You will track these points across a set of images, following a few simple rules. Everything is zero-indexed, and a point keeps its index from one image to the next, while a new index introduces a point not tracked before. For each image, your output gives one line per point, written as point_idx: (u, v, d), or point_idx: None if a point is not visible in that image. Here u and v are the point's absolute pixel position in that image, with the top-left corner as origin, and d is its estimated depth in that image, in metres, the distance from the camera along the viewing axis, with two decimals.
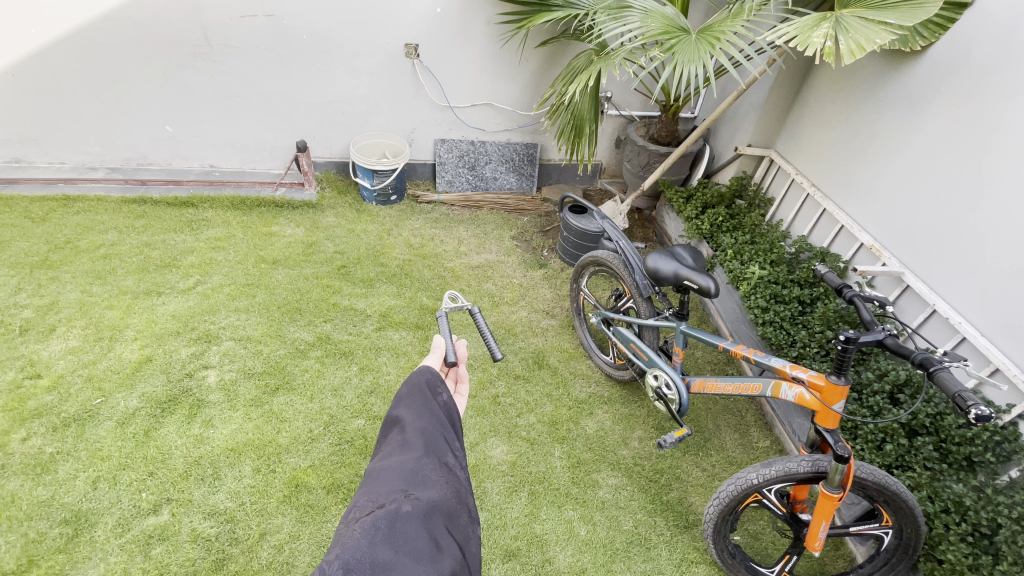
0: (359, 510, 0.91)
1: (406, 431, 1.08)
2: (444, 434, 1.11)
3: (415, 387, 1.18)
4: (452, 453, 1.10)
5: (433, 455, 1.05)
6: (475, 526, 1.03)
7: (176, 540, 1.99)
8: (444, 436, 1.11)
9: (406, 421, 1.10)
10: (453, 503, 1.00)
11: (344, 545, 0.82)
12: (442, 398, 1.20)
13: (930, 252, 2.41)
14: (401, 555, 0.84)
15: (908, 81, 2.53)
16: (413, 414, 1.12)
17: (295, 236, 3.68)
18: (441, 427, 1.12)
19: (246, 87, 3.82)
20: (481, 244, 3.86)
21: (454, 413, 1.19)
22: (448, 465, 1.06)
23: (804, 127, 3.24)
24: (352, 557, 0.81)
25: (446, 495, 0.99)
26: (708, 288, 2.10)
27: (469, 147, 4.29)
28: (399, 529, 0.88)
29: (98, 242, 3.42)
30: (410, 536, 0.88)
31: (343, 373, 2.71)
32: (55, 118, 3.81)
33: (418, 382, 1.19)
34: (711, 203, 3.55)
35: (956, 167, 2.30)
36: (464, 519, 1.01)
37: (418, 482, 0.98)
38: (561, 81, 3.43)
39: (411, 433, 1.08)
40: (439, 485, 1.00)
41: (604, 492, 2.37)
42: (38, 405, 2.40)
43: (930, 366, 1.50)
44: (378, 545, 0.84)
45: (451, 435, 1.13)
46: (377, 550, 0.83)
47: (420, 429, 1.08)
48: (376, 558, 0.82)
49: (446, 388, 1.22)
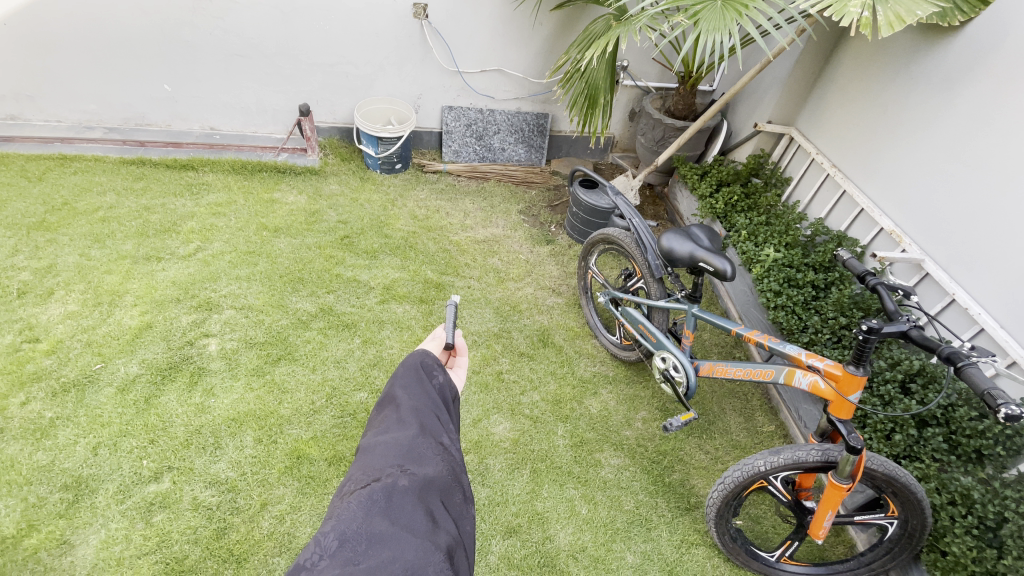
0: (353, 482, 0.88)
1: (401, 408, 1.02)
2: (438, 412, 1.05)
3: (409, 368, 1.12)
4: (447, 433, 1.04)
5: (427, 433, 1.00)
6: (469, 506, 0.98)
7: (177, 508, 1.98)
8: (438, 416, 1.06)
9: (400, 400, 1.04)
10: (450, 482, 0.95)
11: (339, 516, 0.80)
12: (437, 380, 1.14)
13: (952, 239, 2.32)
14: (398, 528, 0.81)
15: (942, 58, 2.40)
16: (408, 393, 1.06)
17: (297, 203, 3.59)
18: (433, 406, 1.06)
19: (247, 46, 3.67)
20: (488, 218, 3.77)
21: (449, 395, 1.15)
22: (443, 444, 1.00)
23: (828, 104, 3.10)
24: (347, 528, 0.79)
25: (441, 472, 0.94)
26: (724, 271, 2.04)
27: (478, 116, 4.15)
28: (396, 502, 0.84)
29: (96, 204, 3.35)
30: (406, 510, 0.84)
31: (345, 346, 2.67)
32: (49, 74, 3.67)
33: (412, 364, 1.12)
34: (727, 181, 3.44)
35: (987, 151, 2.20)
36: (459, 497, 0.97)
37: (414, 457, 0.93)
38: (576, 47, 3.29)
39: (406, 410, 1.02)
40: (435, 463, 0.95)
41: (607, 472, 2.36)
42: (37, 369, 2.38)
43: (959, 361, 1.43)
44: (374, 517, 0.81)
45: (444, 416, 1.08)
46: (372, 521, 0.80)
47: (415, 406, 1.02)
48: (372, 530, 0.79)
49: (442, 370, 1.16)
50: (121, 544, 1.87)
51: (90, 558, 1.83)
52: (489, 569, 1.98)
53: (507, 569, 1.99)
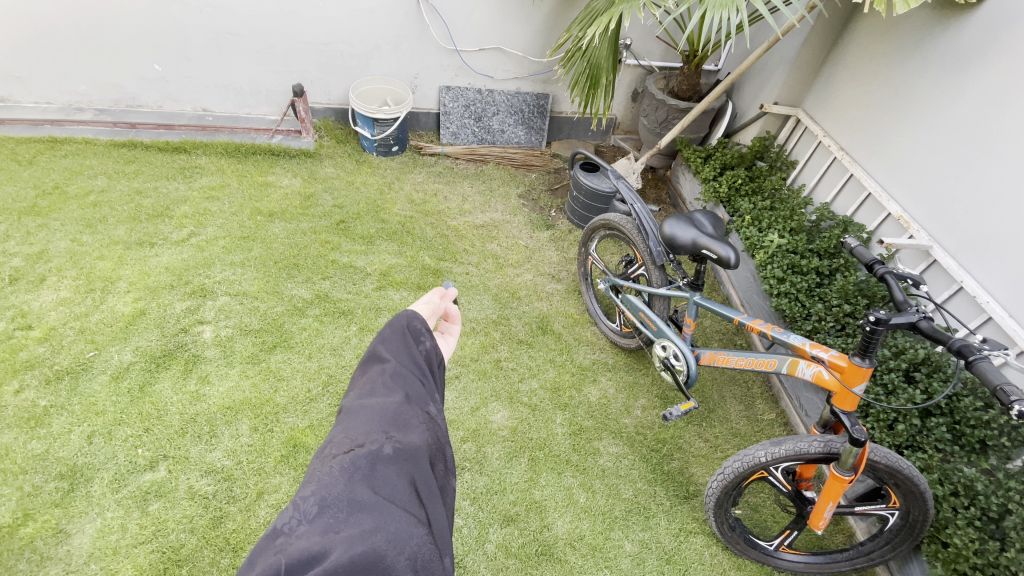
0: (334, 447, 0.80)
1: (389, 370, 0.94)
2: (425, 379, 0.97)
3: (396, 328, 1.02)
4: (433, 401, 0.97)
5: (413, 400, 0.93)
6: (450, 477, 0.93)
7: (172, 497, 1.97)
8: (424, 382, 0.98)
9: (384, 362, 0.95)
10: (435, 453, 0.90)
11: (319, 483, 0.74)
12: (425, 344, 1.04)
13: (962, 225, 2.26)
14: (381, 498, 0.75)
15: (957, 36, 2.31)
16: (394, 355, 0.97)
17: (292, 187, 3.53)
18: (420, 372, 0.98)
19: (238, 24, 3.56)
20: (487, 202, 3.71)
21: (437, 359, 1.05)
22: (430, 413, 0.94)
23: (837, 84, 3.01)
24: (328, 494, 0.72)
25: (427, 441, 0.88)
26: (728, 258, 1.99)
27: (476, 97, 4.05)
28: (380, 471, 0.78)
29: (87, 188, 3.29)
30: (390, 479, 0.78)
31: (342, 333, 2.64)
32: (36, 53, 3.57)
33: (400, 324, 1.02)
34: (731, 165, 3.36)
35: (1000, 133, 2.13)
36: (442, 469, 0.91)
37: (399, 423, 0.86)
38: (578, 25, 3.18)
39: (391, 374, 0.94)
40: (421, 433, 0.88)
41: (605, 460, 2.34)
42: (30, 357, 2.35)
43: (969, 355, 1.40)
44: (356, 485, 0.74)
45: (431, 382, 1.00)
46: (355, 489, 0.74)
47: (404, 368, 0.94)
48: (354, 499, 0.73)
49: (431, 334, 1.05)
50: (117, 533, 1.86)
51: (85, 547, 1.82)
52: (487, 558, 1.98)
53: (504, 557, 1.99)
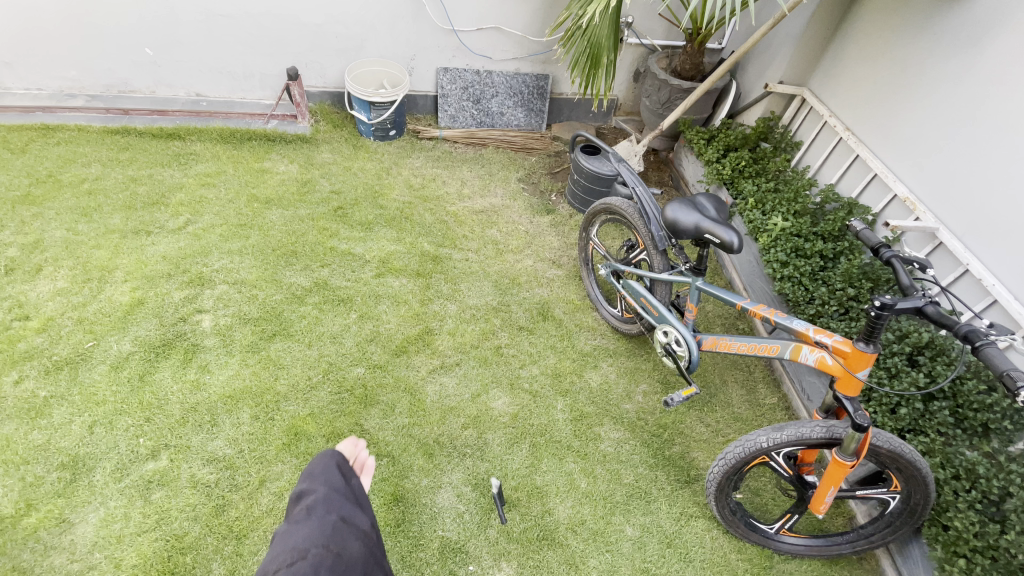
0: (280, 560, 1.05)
1: (319, 498, 1.21)
2: (352, 509, 1.23)
3: (328, 467, 1.30)
4: (363, 521, 1.24)
5: (347, 520, 1.20)
6: None
7: (175, 485, 1.98)
8: (354, 509, 1.24)
9: (316, 490, 1.23)
10: (366, 562, 1.16)
11: None
12: (353, 481, 1.32)
13: (970, 207, 2.21)
14: None
15: (968, 11, 2.24)
16: (325, 485, 1.25)
17: (289, 173, 3.48)
18: (349, 502, 1.25)
19: (230, 5, 3.48)
20: (486, 187, 3.66)
21: (362, 494, 1.33)
22: (362, 531, 1.20)
23: (844, 63, 2.93)
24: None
25: (359, 551, 1.15)
26: (731, 243, 1.96)
27: (474, 78, 3.98)
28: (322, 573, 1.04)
29: (82, 176, 3.25)
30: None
31: (341, 321, 2.63)
32: (24, 38, 3.50)
33: (331, 466, 1.31)
34: (734, 146, 3.31)
35: (1010, 113, 2.07)
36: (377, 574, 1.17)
37: (336, 538, 1.13)
38: (578, 2, 3.10)
39: (323, 500, 1.21)
40: (354, 545, 1.15)
41: (606, 445, 2.34)
42: (29, 348, 2.34)
43: (977, 341, 1.37)
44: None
45: (362, 510, 1.26)
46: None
47: (332, 497, 1.22)
48: None
49: (357, 472, 1.34)
50: (120, 522, 1.87)
51: (90, 536, 1.83)
52: (489, 543, 1.99)
53: (506, 542, 2.00)
